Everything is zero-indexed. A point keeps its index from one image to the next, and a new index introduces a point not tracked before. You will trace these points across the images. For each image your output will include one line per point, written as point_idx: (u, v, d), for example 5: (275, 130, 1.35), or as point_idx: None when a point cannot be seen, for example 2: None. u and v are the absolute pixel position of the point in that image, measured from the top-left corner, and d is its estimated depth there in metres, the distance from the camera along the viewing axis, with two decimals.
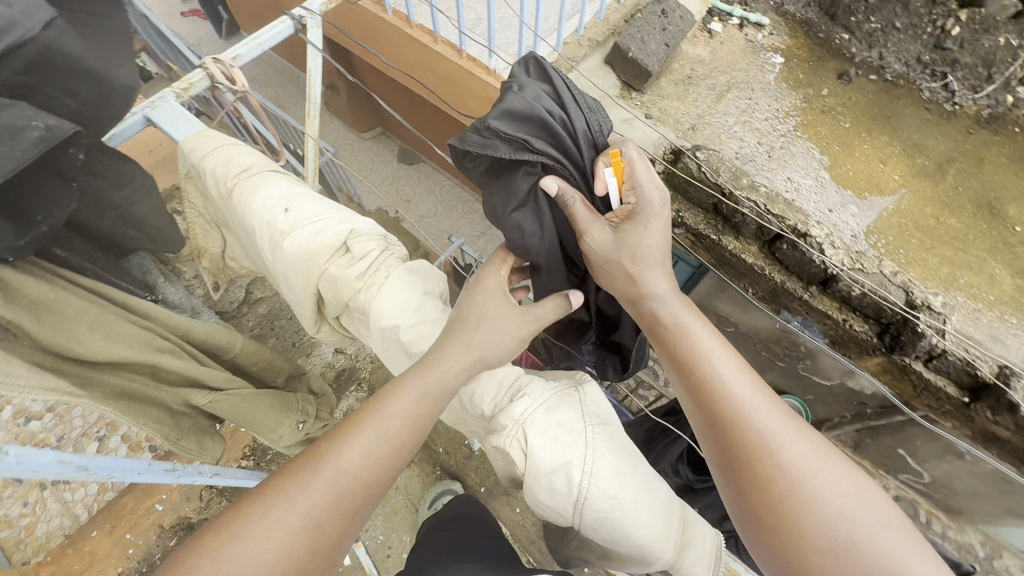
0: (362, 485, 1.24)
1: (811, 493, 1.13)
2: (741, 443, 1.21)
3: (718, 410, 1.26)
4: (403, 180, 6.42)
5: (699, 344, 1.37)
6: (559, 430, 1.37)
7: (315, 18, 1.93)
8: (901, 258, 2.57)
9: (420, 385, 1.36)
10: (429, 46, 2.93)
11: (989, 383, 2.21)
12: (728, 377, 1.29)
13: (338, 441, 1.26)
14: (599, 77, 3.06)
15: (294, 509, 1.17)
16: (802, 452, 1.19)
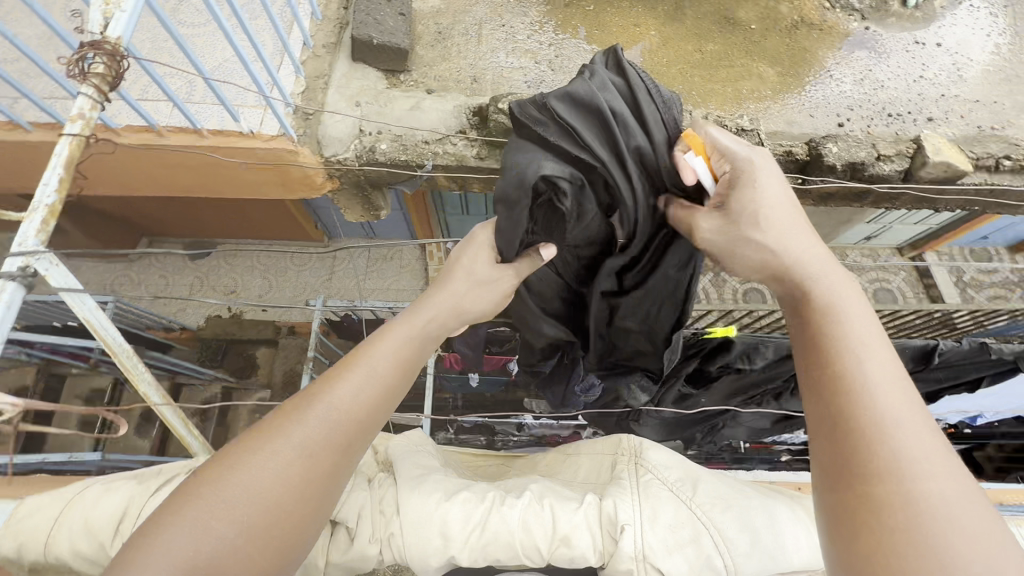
0: (355, 422, 1.02)
1: (935, 531, 0.78)
2: (864, 447, 0.86)
3: (841, 397, 0.92)
4: (215, 275, 5.58)
5: (859, 329, 0.98)
6: (679, 534, 1.12)
7: (41, 256, 1.26)
8: (696, 99, 2.88)
9: (407, 329, 1.17)
10: (156, 144, 2.34)
11: (806, 160, 2.62)
12: (877, 378, 0.91)
13: (330, 377, 1.05)
14: (360, 78, 2.75)
15: (292, 438, 0.97)
16: (946, 505, 0.80)
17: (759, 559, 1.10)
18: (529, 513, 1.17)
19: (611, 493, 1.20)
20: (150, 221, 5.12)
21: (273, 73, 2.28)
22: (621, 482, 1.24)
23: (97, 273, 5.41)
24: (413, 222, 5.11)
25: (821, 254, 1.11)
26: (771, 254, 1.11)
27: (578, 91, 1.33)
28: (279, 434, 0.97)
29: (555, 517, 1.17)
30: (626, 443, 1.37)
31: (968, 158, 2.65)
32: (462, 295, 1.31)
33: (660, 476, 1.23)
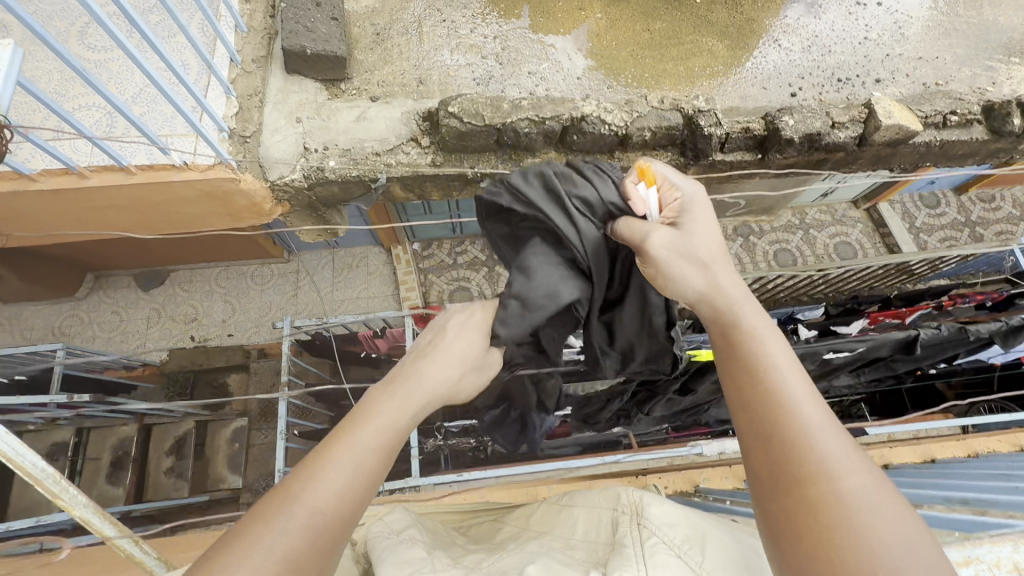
0: (338, 524, 0.82)
1: (867, 528, 0.72)
2: (792, 451, 0.81)
3: (766, 402, 0.87)
4: (172, 306, 5.28)
5: (767, 335, 0.97)
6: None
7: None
8: (650, 80, 2.83)
9: (390, 406, 0.98)
10: (78, 186, 2.12)
11: (765, 135, 2.58)
12: (795, 389, 0.87)
13: (308, 467, 0.84)
14: (297, 92, 2.58)
15: (267, 551, 0.75)
16: (878, 503, 0.74)
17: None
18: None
19: (612, 565, 0.92)
20: (91, 257, 4.79)
21: (199, 98, 2.09)
22: (623, 549, 0.97)
23: (41, 318, 5.06)
24: (375, 228, 4.94)
25: (720, 267, 1.11)
26: (679, 269, 1.12)
27: (514, 181, 1.41)
28: (242, 547, 0.75)
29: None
30: (627, 497, 1.13)
31: (918, 117, 2.65)
32: (452, 378, 1.14)
33: (666, 537, 0.99)
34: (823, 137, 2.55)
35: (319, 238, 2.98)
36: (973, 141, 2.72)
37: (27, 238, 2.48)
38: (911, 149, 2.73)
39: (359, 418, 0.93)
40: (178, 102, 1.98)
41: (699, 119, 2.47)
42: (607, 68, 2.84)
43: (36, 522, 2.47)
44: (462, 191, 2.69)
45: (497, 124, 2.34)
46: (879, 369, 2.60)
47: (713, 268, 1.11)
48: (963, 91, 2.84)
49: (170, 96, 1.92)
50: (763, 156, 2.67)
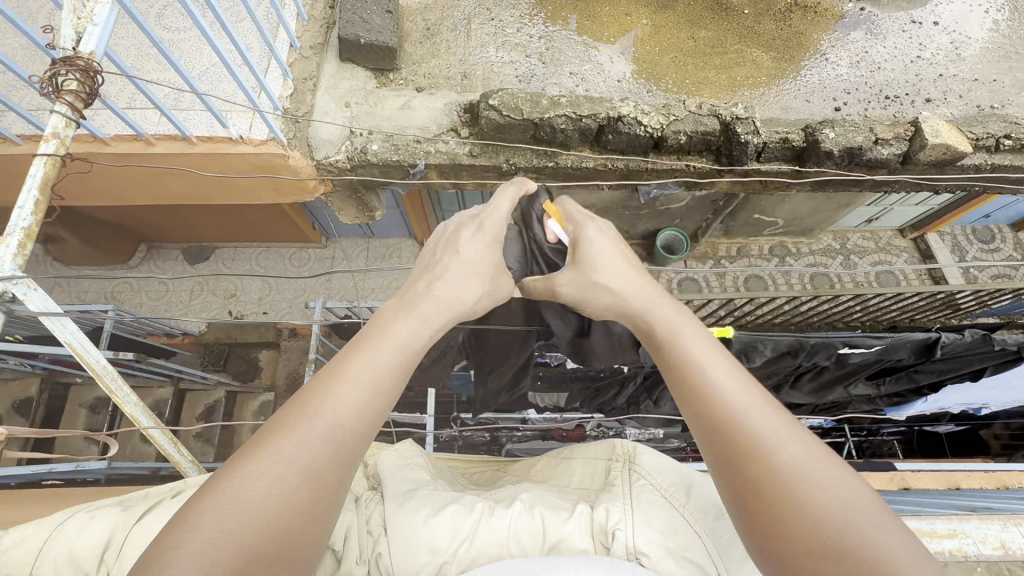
0: (358, 444, 0.84)
1: (807, 498, 0.73)
2: (731, 432, 0.82)
3: (693, 395, 0.89)
4: (214, 280, 5.56)
5: (684, 328, 0.99)
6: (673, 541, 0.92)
7: (19, 281, 1.20)
8: (690, 87, 2.85)
9: (402, 333, 0.97)
10: (144, 152, 2.31)
11: (803, 146, 2.57)
12: (720, 379, 0.89)
13: (326, 381, 0.86)
14: (348, 79, 2.73)
15: (289, 459, 0.77)
16: (812, 472, 0.75)
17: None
18: (514, 525, 0.96)
19: (602, 499, 1.01)
20: (147, 227, 5.10)
21: (259, 77, 2.24)
22: (613, 488, 1.04)
23: (97, 282, 5.40)
24: (411, 219, 5.09)
25: (632, 267, 1.18)
26: (597, 287, 1.16)
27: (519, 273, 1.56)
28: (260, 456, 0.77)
29: (544, 530, 0.96)
30: (621, 447, 1.19)
31: (968, 138, 2.58)
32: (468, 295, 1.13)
33: (655, 480, 1.05)
34: (864, 152, 2.51)
35: (356, 219, 3.13)
36: None
37: (94, 199, 2.69)
38: (958, 171, 2.65)
39: (374, 340, 0.93)
40: (240, 79, 2.12)
41: (736, 125, 2.47)
42: (648, 72, 2.87)
43: (77, 465, 2.64)
44: (495, 183, 2.78)
45: (535, 118, 2.41)
46: (900, 382, 2.60)
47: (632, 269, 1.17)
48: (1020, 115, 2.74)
49: (235, 73, 2.07)
50: (799, 167, 2.65)
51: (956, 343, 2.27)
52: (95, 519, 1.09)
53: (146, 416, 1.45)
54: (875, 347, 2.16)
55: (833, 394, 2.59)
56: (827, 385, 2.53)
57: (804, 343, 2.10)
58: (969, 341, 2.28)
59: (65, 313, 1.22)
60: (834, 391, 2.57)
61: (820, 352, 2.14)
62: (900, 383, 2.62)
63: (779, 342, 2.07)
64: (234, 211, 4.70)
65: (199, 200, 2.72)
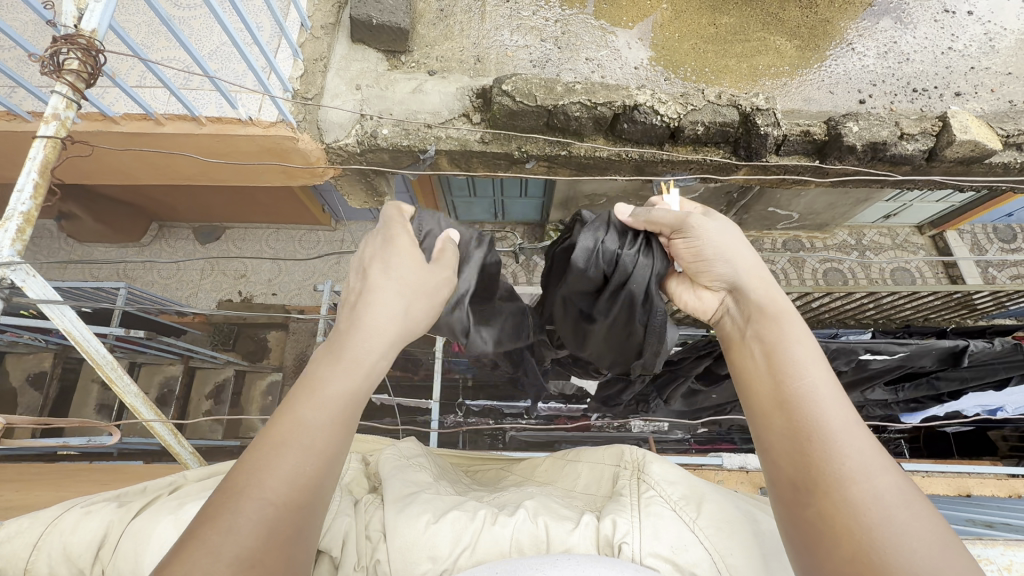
0: (306, 498, 0.81)
1: (896, 528, 0.75)
2: (826, 455, 0.84)
3: (792, 413, 0.90)
4: (224, 260, 5.59)
5: (795, 338, 0.99)
6: (681, 557, 0.90)
7: (18, 266, 1.20)
8: (710, 75, 2.76)
9: (338, 377, 0.91)
10: (153, 132, 2.29)
11: (824, 140, 2.48)
12: (825, 394, 0.91)
13: (258, 457, 0.81)
14: (359, 61, 2.68)
15: (215, 551, 0.71)
16: (895, 505, 0.78)
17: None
18: (517, 533, 0.95)
19: (608, 511, 0.98)
20: (157, 206, 5.11)
21: (268, 59, 2.19)
22: (620, 498, 1.02)
23: (108, 259, 5.44)
24: (421, 205, 5.06)
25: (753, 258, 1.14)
26: (720, 248, 1.12)
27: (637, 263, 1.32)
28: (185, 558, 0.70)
29: (548, 539, 0.94)
30: (630, 454, 1.17)
31: (998, 135, 2.48)
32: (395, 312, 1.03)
33: (664, 492, 1.02)
34: (888, 148, 2.43)
35: (365, 204, 3.11)
36: None
37: (105, 178, 2.68)
38: (986, 169, 2.56)
39: (307, 400, 0.87)
40: (249, 60, 2.08)
41: (755, 117, 2.40)
42: (667, 59, 2.78)
43: (87, 442, 2.65)
44: (505, 169, 2.73)
45: (548, 106, 2.35)
46: (919, 388, 2.54)
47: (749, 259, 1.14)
48: None
49: (244, 54, 2.03)
50: (819, 161, 2.58)
51: (981, 352, 2.25)
52: (90, 514, 1.09)
53: (145, 406, 1.46)
54: (897, 355, 2.15)
55: (849, 398, 2.53)
56: (842, 388, 2.48)
57: (825, 349, 2.07)
58: (995, 351, 2.26)
59: (63, 301, 1.22)
60: (851, 397, 2.51)
61: (839, 359, 2.13)
62: (919, 389, 2.56)
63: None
64: (243, 192, 4.69)
65: (208, 180, 2.70)
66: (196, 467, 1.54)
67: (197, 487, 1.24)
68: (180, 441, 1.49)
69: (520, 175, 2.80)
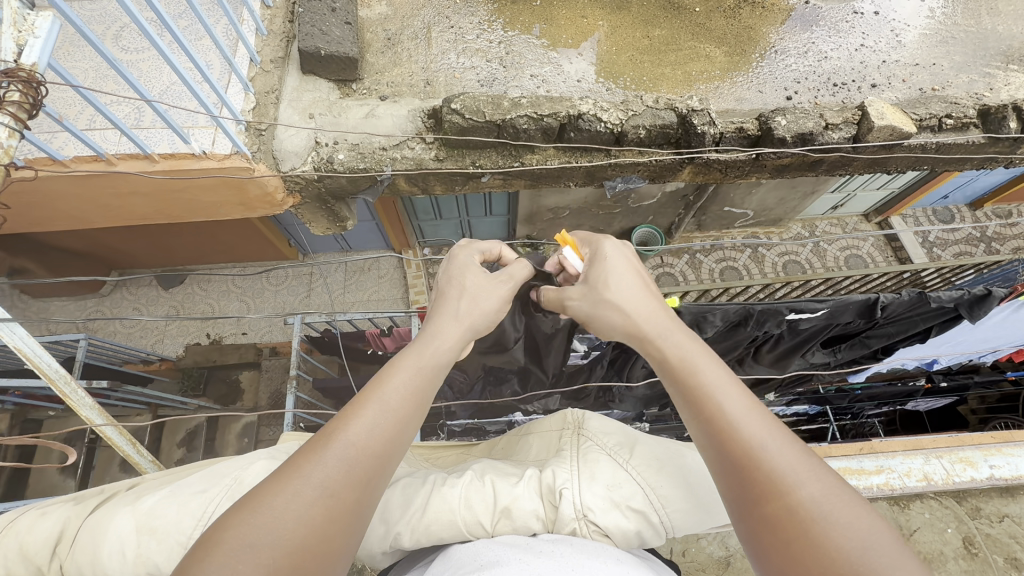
0: (373, 462, 0.89)
1: (809, 505, 0.78)
2: (733, 443, 0.88)
3: (704, 419, 0.93)
4: (188, 303, 5.48)
5: (693, 350, 1.04)
6: (616, 494, 0.95)
7: None
8: (648, 83, 2.93)
9: (417, 355, 1.07)
10: (105, 172, 2.29)
11: (758, 135, 2.65)
12: (721, 388, 0.96)
13: (348, 410, 0.92)
14: (311, 91, 2.74)
15: (309, 479, 0.82)
16: (808, 477, 0.81)
17: (696, 517, 0.96)
18: (466, 490, 0.98)
19: (551, 463, 1.03)
20: (116, 253, 5.02)
21: (220, 93, 2.23)
22: (562, 452, 1.07)
23: (65, 312, 5.29)
24: (387, 230, 5.11)
25: (644, 292, 1.21)
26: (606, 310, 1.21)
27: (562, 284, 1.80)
28: (284, 483, 0.81)
29: (494, 492, 0.98)
30: (572, 414, 1.23)
31: (912, 119, 2.70)
32: (462, 314, 1.22)
33: (600, 441, 1.08)
34: (816, 137, 2.60)
35: (327, 230, 3.15)
36: (970, 143, 2.77)
37: (56, 224, 2.65)
38: (907, 150, 2.76)
39: (393, 368, 1.01)
40: (201, 96, 2.11)
41: (692, 117, 2.55)
42: (607, 71, 2.95)
43: None
44: (462, 184, 2.82)
45: (497, 120, 2.45)
46: (855, 347, 2.68)
47: (641, 293, 1.21)
48: (960, 96, 2.87)
49: (196, 91, 2.07)
50: (756, 155, 2.75)
51: (894, 304, 2.33)
52: (46, 515, 1.11)
53: (95, 412, 1.46)
54: (818, 312, 2.26)
55: (792, 363, 2.71)
56: (784, 355, 2.65)
57: (750, 312, 2.18)
58: (906, 301, 2.34)
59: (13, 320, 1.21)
60: (794, 361, 2.69)
61: (768, 321, 2.24)
62: (855, 348, 2.71)
63: (728, 311, 2.19)
64: (204, 230, 4.65)
65: (164, 218, 2.71)
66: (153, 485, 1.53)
67: (155, 482, 1.26)
68: (138, 453, 1.49)
69: (477, 189, 2.90)
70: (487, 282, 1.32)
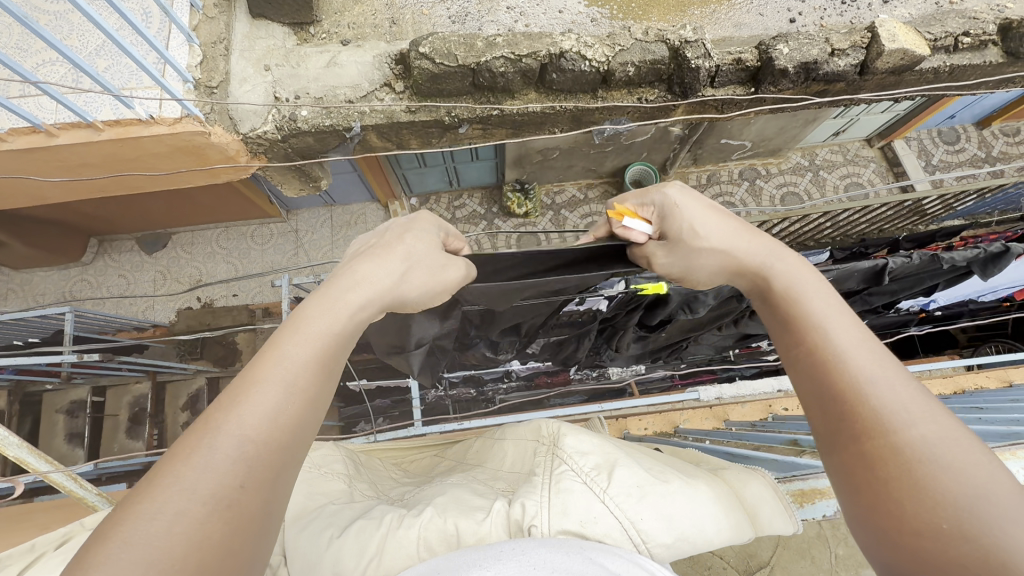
0: (274, 451, 0.78)
1: (936, 473, 0.73)
2: (855, 400, 0.84)
3: (810, 359, 0.92)
4: (174, 267, 5.34)
5: (805, 280, 1.03)
6: (591, 530, 0.88)
7: None
8: (637, 10, 2.64)
9: (323, 319, 0.93)
10: (48, 145, 2.11)
11: (757, 66, 2.43)
12: (849, 345, 0.89)
13: (234, 396, 0.79)
14: (263, 38, 2.48)
15: (193, 488, 0.70)
16: (920, 415, 0.79)
17: (680, 550, 0.91)
18: (424, 532, 0.97)
19: (520, 495, 0.99)
20: (92, 221, 4.82)
21: (160, 51, 2.00)
22: (534, 478, 1.04)
23: (51, 283, 5.18)
24: (370, 182, 4.89)
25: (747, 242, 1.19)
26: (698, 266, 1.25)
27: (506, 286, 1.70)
28: (152, 489, 0.69)
29: (457, 534, 0.95)
30: (547, 428, 1.22)
31: (926, 40, 2.45)
32: (392, 280, 1.08)
33: (577, 465, 1.02)
34: (820, 67, 2.39)
35: (302, 191, 3.01)
36: (985, 65, 2.55)
37: (11, 200, 2.48)
38: (918, 75, 2.55)
39: (290, 335, 0.88)
40: (138, 57, 1.89)
41: (685, 50, 2.32)
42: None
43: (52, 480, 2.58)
44: (439, 137, 2.64)
45: (471, 64, 2.23)
46: (854, 304, 2.62)
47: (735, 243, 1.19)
48: (980, 9, 2.61)
49: (130, 51, 1.86)
50: (756, 89, 2.55)
51: (902, 267, 2.28)
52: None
53: (37, 457, 1.37)
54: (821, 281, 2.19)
55: None
56: None
57: None
58: (914, 263, 2.29)
59: None
60: None
61: None
62: (853, 305, 2.63)
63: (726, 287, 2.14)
64: (177, 193, 4.45)
65: (124, 190, 2.54)
66: (107, 505, 1.49)
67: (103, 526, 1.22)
68: (81, 487, 1.44)
69: (454, 140, 2.72)
70: (433, 250, 1.21)
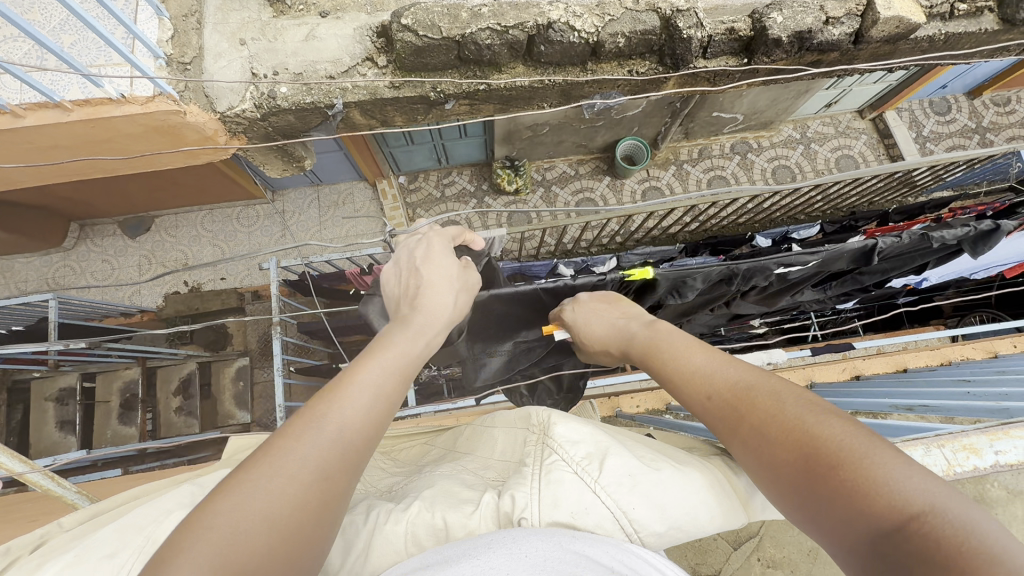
0: (360, 446, 0.91)
1: (792, 430, 0.85)
2: (722, 399, 1.00)
3: (681, 382, 1.11)
4: (158, 250, 5.22)
5: (659, 334, 1.31)
6: (583, 521, 0.88)
7: None
8: None
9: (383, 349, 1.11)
10: (15, 127, 2.01)
11: (750, 36, 2.36)
12: (701, 362, 1.10)
13: (334, 393, 0.94)
14: (238, 10, 2.37)
15: (304, 459, 0.83)
16: (767, 392, 0.94)
17: (671, 538, 0.92)
18: (412, 527, 0.96)
19: (510, 487, 0.98)
20: (70, 205, 4.68)
21: (129, 27, 1.91)
22: (524, 469, 1.03)
23: (33, 270, 5.06)
24: (356, 161, 4.78)
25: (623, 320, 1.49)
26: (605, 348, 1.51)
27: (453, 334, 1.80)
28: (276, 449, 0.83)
29: (446, 528, 0.95)
30: (538, 417, 1.20)
31: (922, 7, 2.39)
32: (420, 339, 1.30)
33: (567, 455, 1.01)
34: (814, 36, 2.33)
35: (285, 171, 2.93)
36: (980, 32, 2.50)
37: None
38: (912, 44, 2.50)
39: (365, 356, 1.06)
40: (107, 35, 1.79)
41: (676, 20, 2.25)
42: None
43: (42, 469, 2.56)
44: (425, 114, 2.56)
45: (454, 36, 2.15)
46: (846, 283, 2.63)
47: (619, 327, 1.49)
48: None
49: (95, 24, 1.76)
50: (749, 59, 2.48)
51: (892, 246, 2.26)
52: None
53: (9, 457, 1.34)
54: (808, 263, 2.19)
55: (781, 303, 2.63)
56: (770, 298, 2.58)
57: (735, 270, 2.16)
58: (905, 242, 2.28)
59: None
60: (782, 301, 2.62)
61: (754, 277, 2.22)
62: (845, 285, 2.64)
63: (710, 273, 2.17)
64: (157, 175, 4.32)
65: (100, 173, 2.45)
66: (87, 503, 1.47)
67: (80, 527, 1.19)
68: (56, 486, 1.40)
69: (441, 117, 2.64)
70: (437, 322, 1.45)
